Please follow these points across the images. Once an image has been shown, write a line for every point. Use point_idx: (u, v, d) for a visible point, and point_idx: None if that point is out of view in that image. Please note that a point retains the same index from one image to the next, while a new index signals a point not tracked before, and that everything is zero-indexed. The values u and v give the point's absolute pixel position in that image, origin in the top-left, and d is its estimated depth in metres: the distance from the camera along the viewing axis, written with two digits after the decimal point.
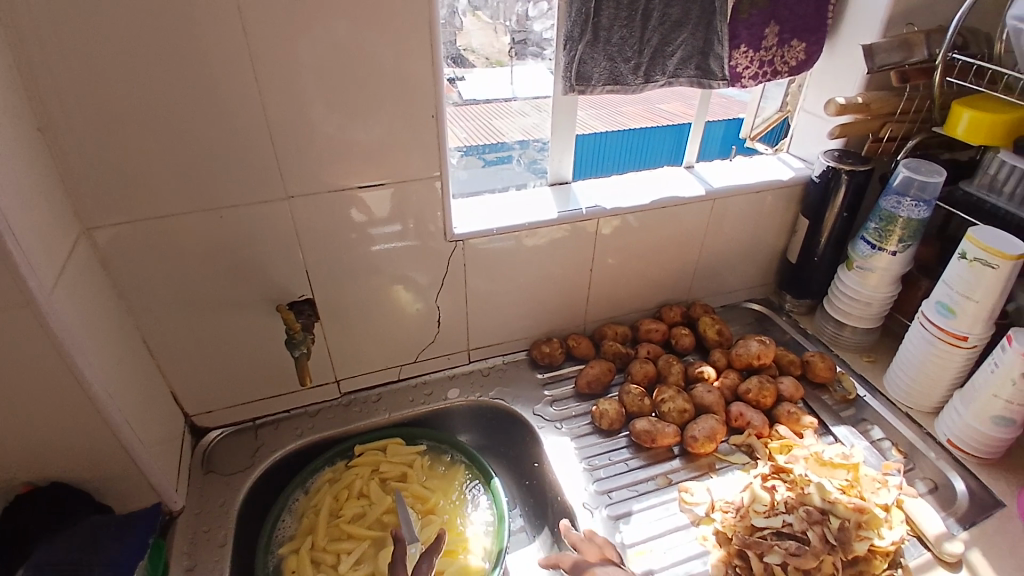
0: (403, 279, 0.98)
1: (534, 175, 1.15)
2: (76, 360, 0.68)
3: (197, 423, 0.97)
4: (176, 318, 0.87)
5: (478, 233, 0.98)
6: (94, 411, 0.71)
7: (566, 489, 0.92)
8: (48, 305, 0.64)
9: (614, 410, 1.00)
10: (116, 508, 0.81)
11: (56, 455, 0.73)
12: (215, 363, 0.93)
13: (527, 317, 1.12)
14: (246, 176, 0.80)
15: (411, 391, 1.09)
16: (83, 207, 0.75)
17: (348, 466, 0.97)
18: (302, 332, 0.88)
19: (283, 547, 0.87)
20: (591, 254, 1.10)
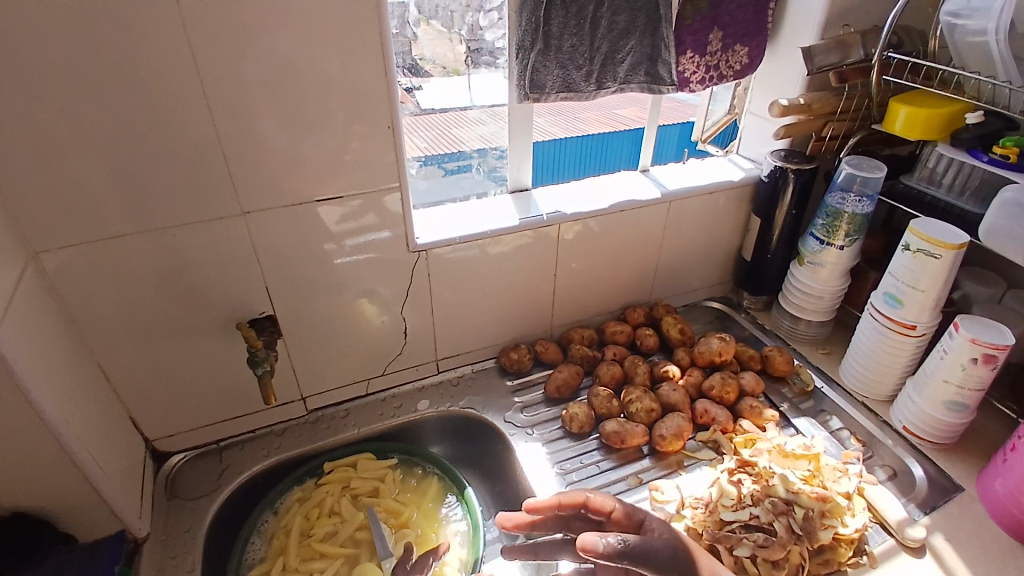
0: (368, 291, 0.97)
1: (494, 184, 1.17)
2: (28, 389, 0.65)
3: (159, 449, 0.94)
4: (131, 341, 0.84)
5: (443, 242, 0.98)
6: (51, 441, 0.68)
7: (538, 493, 0.92)
8: None
9: (583, 413, 1.01)
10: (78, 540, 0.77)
11: (7, 491, 0.70)
12: (175, 385, 0.90)
13: (494, 324, 1.13)
14: (201, 193, 0.78)
15: (381, 405, 1.08)
16: (28, 231, 0.72)
17: (318, 483, 0.95)
18: (264, 350, 0.86)
19: (253, 569, 0.85)
20: (554, 260, 1.12)
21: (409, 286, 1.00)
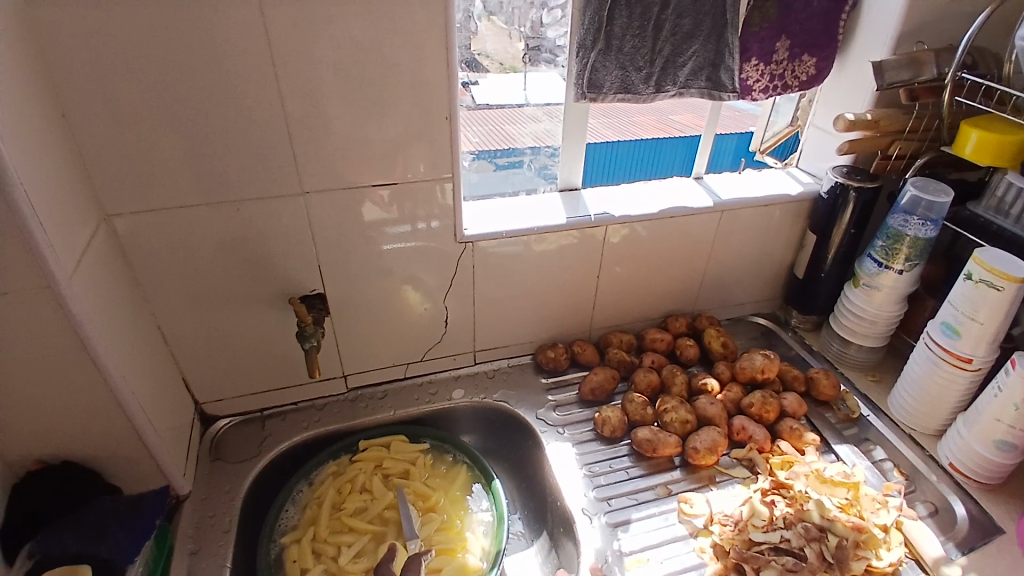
0: (413, 278, 0.99)
1: (544, 181, 1.16)
2: (92, 345, 0.69)
3: (207, 412, 0.99)
4: (188, 307, 0.89)
5: (490, 235, 0.99)
6: (108, 394, 0.73)
7: (566, 493, 0.92)
8: (68, 290, 0.65)
9: (617, 418, 1.01)
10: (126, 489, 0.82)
11: (66, 437, 0.74)
12: (225, 353, 0.95)
13: (534, 321, 1.14)
14: (263, 170, 0.82)
15: (416, 390, 1.10)
16: (103, 195, 0.77)
17: (352, 460, 0.98)
18: (312, 324, 0.90)
19: (285, 536, 0.88)
20: (599, 261, 1.11)
21: (453, 276, 1.02)
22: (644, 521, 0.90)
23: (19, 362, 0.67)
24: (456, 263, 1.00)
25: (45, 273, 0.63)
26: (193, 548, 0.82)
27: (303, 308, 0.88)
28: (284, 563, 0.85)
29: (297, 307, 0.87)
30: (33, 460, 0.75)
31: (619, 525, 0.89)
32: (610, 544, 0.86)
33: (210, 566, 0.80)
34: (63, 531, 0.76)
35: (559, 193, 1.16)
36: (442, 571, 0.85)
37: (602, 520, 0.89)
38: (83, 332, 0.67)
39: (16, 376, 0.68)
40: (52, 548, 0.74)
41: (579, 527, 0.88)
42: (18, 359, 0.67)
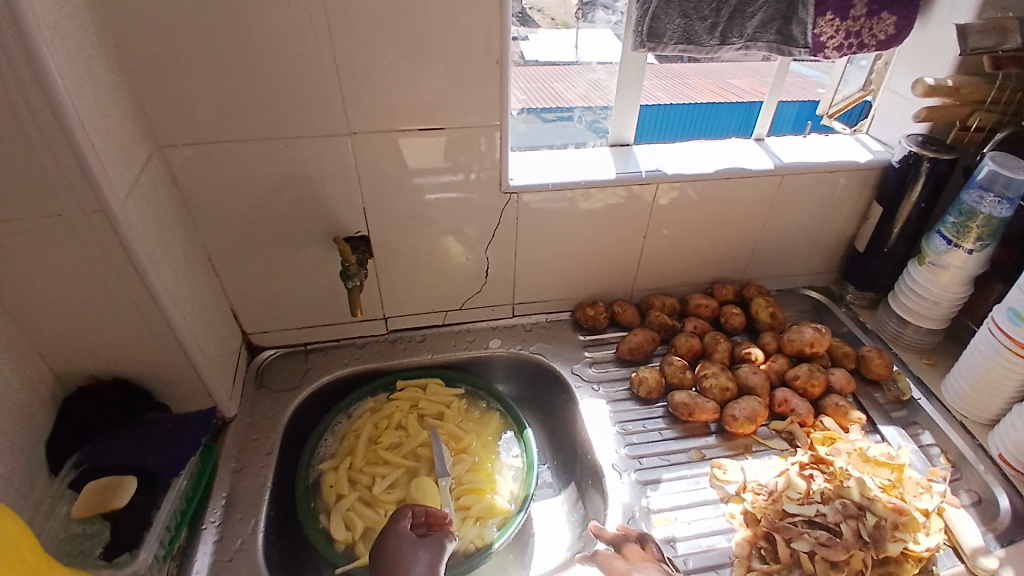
0: (456, 226, 0.98)
1: (594, 135, 1.11)
2: (144, 269, 0.71)
3: (254, 342, 1.02)
4: (236, 240, 0.91)
5: (535, 187, 0.96)
6: (160, 317, 0.75)
7: (597, 449, 0.92)
8: (121, 212, 0.67)
9: (653, 379, 0.99)
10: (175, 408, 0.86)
11: (119, 356, 0.78)
12: (271, 289, 0.97)
13: (576, 277, 1.11)
14: (311, 107, 0.81)
15: (454, 337, 1.10)
16: (157, 124, 0.78)
17: (389, 398, 1.01)
18: (356, 265, 0.90)
19: (323, 462, 0.91)
20: (647, 221, 1.07)
21: (497, 227, 1.00)
22: (675, 482, 0.89)
23: (78, 283, 0.70)
24: (500, 215, 0.99)
25: (97, 195, 0.64)
26: (236, 467, 0.85)
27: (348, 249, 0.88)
28: (320, 487, 0.89)
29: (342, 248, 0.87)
30: (86, 375, 0.78)
31: (649, 483, 0.88)
32: (638, 500, 0.86)
33: (252, 485, 0.83)
34: (107, 442, 0.77)
35: (609, 148, 1.10)
36: (471, 509, 0.87)
37: (632, 477, 0.89)
38: (136, 256, 0.70)
39: (75, 297, 0.71)
40: (96, 459, 0.75)
41: (607, 483, 0.88)
42: (77, 280, 0.70)
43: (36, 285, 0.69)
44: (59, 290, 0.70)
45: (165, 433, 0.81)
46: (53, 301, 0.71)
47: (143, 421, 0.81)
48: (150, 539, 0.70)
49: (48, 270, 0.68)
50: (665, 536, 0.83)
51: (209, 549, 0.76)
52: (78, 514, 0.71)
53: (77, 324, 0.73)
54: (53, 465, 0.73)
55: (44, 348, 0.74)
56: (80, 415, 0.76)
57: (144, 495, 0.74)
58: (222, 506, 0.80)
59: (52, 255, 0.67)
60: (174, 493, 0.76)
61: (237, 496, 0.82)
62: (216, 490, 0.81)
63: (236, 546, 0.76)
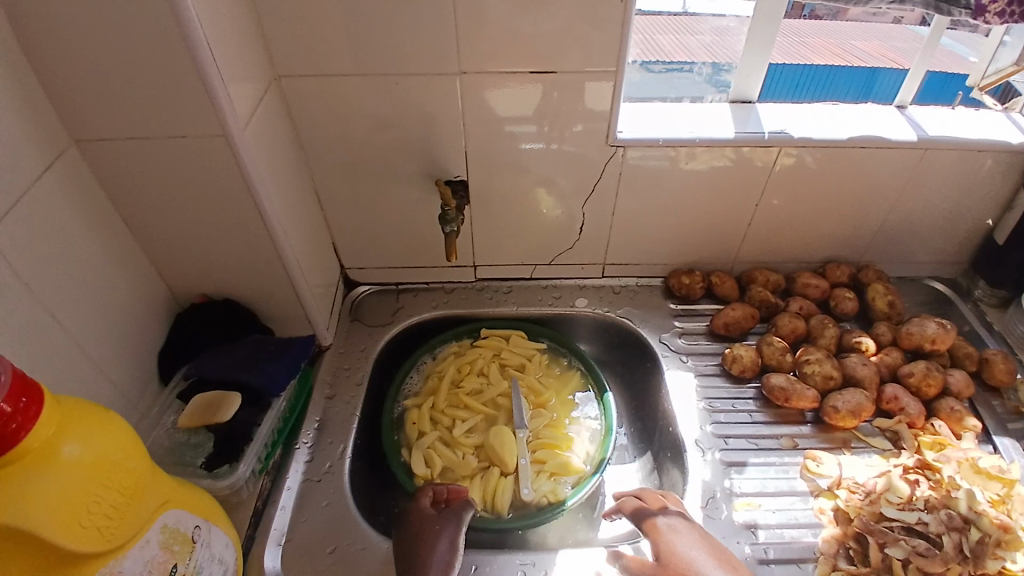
0: (556, 178, 0.94)
1: (714, 89, 1.01)
2: (259, 195, 0.73)
3: (350, 276, 1.05)
4: (340, 175, 0.92)
5: (644, 142, 0.90)
6: (271, 244, 0.79)
7: (680, 423, 0.89)
8: (239, 139, 0.69)
9: (749, 358, 0.93)
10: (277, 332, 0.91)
11: (231, 278, 0.82)
12: (369, 226, 0.99)
13: (674, 242, 1.05)
14: (422, 43, 0.78)
15: (541, 292, 1.08)
16: (275, 54, 0.78)
17: (473, 344, 1.02)
18: (455, 210, 0.90)
19: (408, 399, 0.95)
20: (763, 188, 0.98)
21: (598, 183, 0.95)
22: (762, 468, 0.85)
23: (200, 205, 0.74)
24: (603, 171, 0.94)
25: (221, 121, 0.66)
26: (329, 393, 0.90)
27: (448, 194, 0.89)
28: (404, 422, 0.92)
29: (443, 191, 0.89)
30: (198, 293, 0.84)
31: (734, 465, 0.85)
32: (720, 481, 0.83)
33: (342, 413, 0.88)
34: (216, 357, 0.80)
35: (729, 104, 1.00)
36: (546, 463, 0.87)
37: (715, 457, 0.85)
38: (252, 181, 0.72)
39: (196, 217, 0.75)
40: (204, 372, 0.78)
41: (689, 459, 0.85)
42: (198, 201, 0.73)
43: (164, 202, 0.73)
44: (183, 209, 0.74)
45: (270, 353, 0.82)
46: (178, 219, 0.75)
47: (248, 342, 0.83)
48: (249, 455, 0.73)
49: (175, 190, 0.72)
50: (746, 521, 0.79)
51: (301, 467, 0.80)
52: (186, 424, 0.73)
53: (196, 243, 0.78)
54: (163, 376, 0.79)
55: (168, 262, 0.80)
56: (195, 329, 0.81)
57: (248, 412, 0.76)
58: (314, 428, 0.85)
59: (178, 175, 0.71)
60: (274, 414, 0.78)
61: (328, 421, 0.86)
62: (310, 415, 0.86)
63: (325, 468, 0.81)
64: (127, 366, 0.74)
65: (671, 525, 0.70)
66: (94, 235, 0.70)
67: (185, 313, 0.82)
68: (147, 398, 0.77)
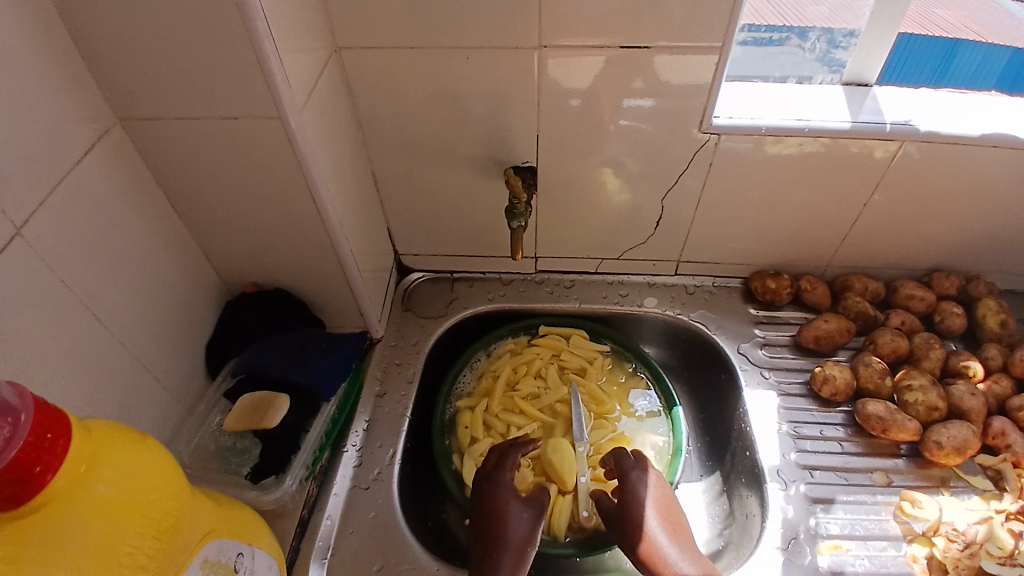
0: (637, 167, 0.84)
1: (825, 69, 0.87)
2: (314, 181, 0.66)
3: (403, 262, 0.99)
4: (399, 157, 0.84)
5: (743, 131, 0.78)
6: (325, 234, 0.72)
7: (760, 448, 0.80)
8: (296, 123, 0.61)
9: (843, 380, 0.83)
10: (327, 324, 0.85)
11: (282, 267, 0.77)
12: (425, 210, 0.91)
13: (761, 242, 0.93)
14: (500, 11, 0.68)
15: (606, 288, 0.99)
16: (335, 21, 0.69)
17: (530, 342, 0.95)
18: (524, 203, 0.81)
19: (460, 400, 0.89)
20: (874, 188, 0.85)
21: (683, 175, 0.84)
22: (853, 509, 0.76)
23: (251, 190, 0.67)
24: (691, 163, 0.83)
25: (277, 102, 0.58)
26: (380, 391, 0.85)
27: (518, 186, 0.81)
28: (456, 425, 0.87)
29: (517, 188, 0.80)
30: (249, 281, 0.79)
31: (821, 503, 0.76)
32: (805, 520, 0.74)
33: (392, 413, 0.83)
34: (264, 355, 0.73)
35: (841, 87, 0.86)
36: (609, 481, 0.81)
37: (800, 491, 0.77)
38: (307, 166, 0.65)
39: (247, 203, 0.69)
40: (253, 371, 0.72)
41: (770, 493, 0.77)
42: (250, 186, 0.67)
43: (214, 186, 0.67)
44: (233, 194, 0.68)
45: (320, 352, 0.75)
46: (227, 204, 0.69)
47: (299, 336, 0.76)
48: (297, 465, 0.69)
49: (225, 173, 0.66)
50: (831, 566, 0.71)
51: (349, 471, 0.76)
52: (232, 427, 0.68)
53: (247, 229, 0.72)
54: (211, 371, 0.76)
55: (218, 247, 0.74)
56: (241, 317, 0.77)
57: (295, 419, 0.70)
58: (363, 429, 0.80)
59: (229, 158, 0.64)
60: (322, 420, 0.73)
61: (377, 421, 0.81)
62: (360, 414, 0.81)
63: (374, 474, 0.76)
64: (174, 359, 0.70)
65: (640, 476, 0.77)
66: (141, 220, 0.65)
67: (234, 302, 0.78)
68: (195, 391, 0.73)
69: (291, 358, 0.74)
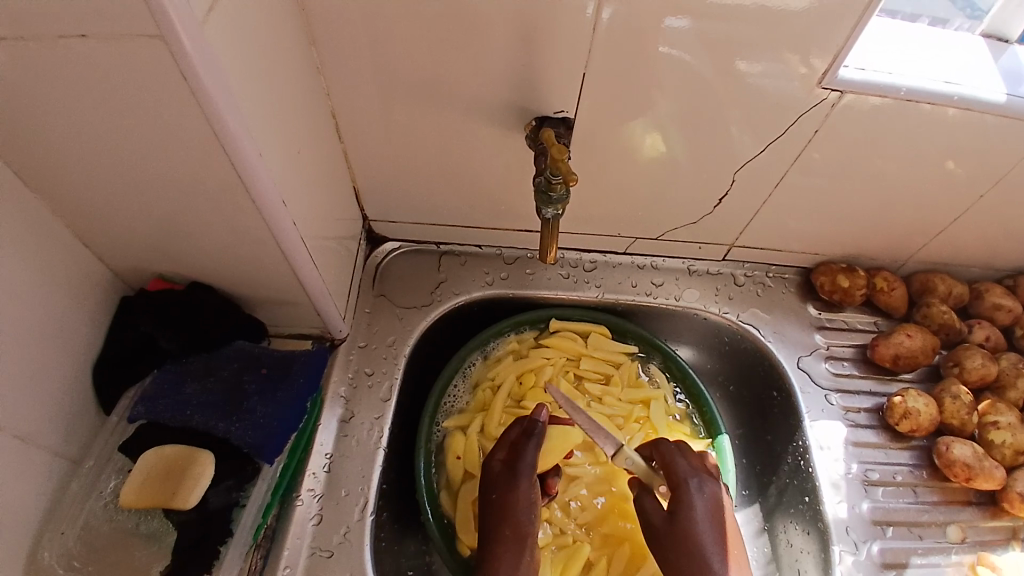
0: (698, 133, 0.61)
1: (964, 15, 0.64)
2: (235, 142, 0.43)
3: (374, 230, 0.75)
4: (371, 93, 0.58)
5: (875, 90, 0.56)
6: (258, 216, 0.49)
7: (827, 500, 0.66)
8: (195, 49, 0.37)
9: (925, 416, 0.69)
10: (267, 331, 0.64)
11: (202, 254, 0.54)
12: (405, 169, 0.66)
13: (839, 232, 0.73)
14: None
15: (635, 273, 0.78)
16: None
17: (539, 342, 0.74)
18: (566, 187, 0.52)
19: (449, 419, 0.70)
20: (958, 164, 0.64)
21: (732, 132, 0.61)
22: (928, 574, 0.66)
23: (142, 158, 0.44)
24: (738, 112, 0.59)
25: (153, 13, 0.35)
26: (346, 414, 0.64)
27: (568, 164, 0.49)
28: (445, 452, 0.68)
29: (566, 177, 0.49)
30: (150, 274, 0.57)
31: (893, 568, 0.65)
32: None
33: (363, 445, 0.63)
34: (180, 393, 0.58)
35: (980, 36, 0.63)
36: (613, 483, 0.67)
37: (871, 554, 0.65)
38: (216, 119, 0.41)
39: (140, 175, 0.46)
40: (163, 418, 0.56)
41: (839, 561, 0.64)
42: (140, 151, 0.44)
43: (85, 149, 0.44)
44: (116, 162, 0.45)
45: (256, 390, 0.59)
46: (111, 175, 0.46)
47: (227, 364, 0.60)
48: (234, 549, 0.54)
49: (97, 131, 0.42)
50: None
51: (309, 535, 0.58)
52: (132, 504, 0.52)
53: (147, 210, 0.49)
54: (105, 406, 0.56)
55: (108, 228, 0.52)
56: (145, 329, 0.56)
57: (225, 488, 0.55)
58: (325, 469, 0.61)
59: (99, 107, 0.41)
60: (263, 490, 0.57)
61: (343, 457, 0.62)
62: (317, 446, 0.62)
63: (339, 534, 0.58)
64: (47, 391, 0.50)
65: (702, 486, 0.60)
66: None
67: (134, 303, 0.57)
68: (84, 436, 0.54)
69: (223, 400, 0.58)
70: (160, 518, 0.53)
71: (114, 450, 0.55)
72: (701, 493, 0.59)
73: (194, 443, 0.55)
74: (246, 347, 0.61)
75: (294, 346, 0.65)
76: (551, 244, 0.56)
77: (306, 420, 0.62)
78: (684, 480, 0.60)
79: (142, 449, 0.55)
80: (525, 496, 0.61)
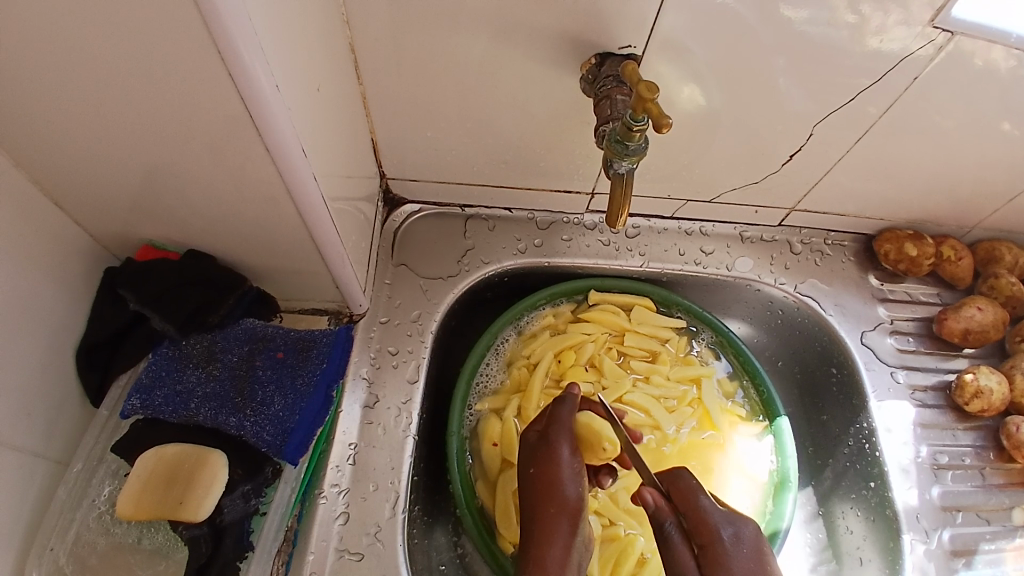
0: (748, 88, 0.53)
1: None
2: (243, 64, 0.33)
3: (392, 191, 0.66)
4: (391, 25, 0.48)
5: (993, 33, 0.47)
6: (271, 171, 0.40)
7: (897, 489, 0.62)
8: None
9: (998, 396, 0.64)
10: (277, 304, 0.57)
11: (201, 216, 0.46)
12: (430, 118, 0.57)
13: (907, 197, 0.65)
14: None
15: (682, 239, 0.70)
16: None
17: (577, 317, 0.66)
18: (644, 136, 0.47)
19: (482, 401, 0.63)
20: (1017, 126, 0.55)
21: (786, 85, 0.53)
22: (996, 561, 0.62)
23: (126, 98, 0.36)
24: (794, 58, 0.50)
25: None
26: (370, 399, 0.57)
27: (657, 106, 0.43)
28: (479, 438, 0.61)
29: (656, 122, 0.42)
30: (138, 240, 0.49)
31: (963, 556, 0.61)
32: None
33: (390, 433, 0.56)
34: (180, 381, 0.50)
35: None
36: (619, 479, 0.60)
37: (942, 542, 0.61)
38: (219, 30, 0.31)
39: (126, 121, 0.37)
40: (161, 411, 0.49)
41: (910, 551, 0.60)
42: (125, 91, 0.35)
43: (54, 88, 0.35)
44: (93, 104, 0.36)
45: (272, 378, 0.52)
46: (90, 126, 0.38)
47: (234, 347, 0.52)
48: (258, 565, 0.48)
49: (68, 64, 0.34)
50: None
51: (335, 537, 0.51)
52: (132, 515, 0.46)
53: (136, 166, 0.41)
54: (94, 398, 0.50)
55: (87, 188, 0.43)
56: (134, 307, 0.49)
57: (241, 495, 0.48)
58: (348, 461, 0.54)
59: (68, 28, 0.32)
60: (288, 493, 0.51)
61: (368, 448, 0.55)
62: (338, 436, 0.55)
63: (369, 534, 0.52)
64: (17, 381, 0.43)
65: (738, 536, 0.47)
66: None
67: (118, 277, 0.50)
68: (68, 434, 0.48)
69: (233, 386, 0.51)
70: (164, 529, 0.47)
71: (106, 449, 0.49)
72: (739, 546, 0.46)
73: (204, 441, 0.49)
74: (256, 326, 0.53)
75: (310, 322, 0.58)
76: (623, 209, 0.50)
77: (327, 412, 0.55)
78: (714, 529, 0.47)
79: (137, 451, 0.48)
80: (568, 466, 0.53)
